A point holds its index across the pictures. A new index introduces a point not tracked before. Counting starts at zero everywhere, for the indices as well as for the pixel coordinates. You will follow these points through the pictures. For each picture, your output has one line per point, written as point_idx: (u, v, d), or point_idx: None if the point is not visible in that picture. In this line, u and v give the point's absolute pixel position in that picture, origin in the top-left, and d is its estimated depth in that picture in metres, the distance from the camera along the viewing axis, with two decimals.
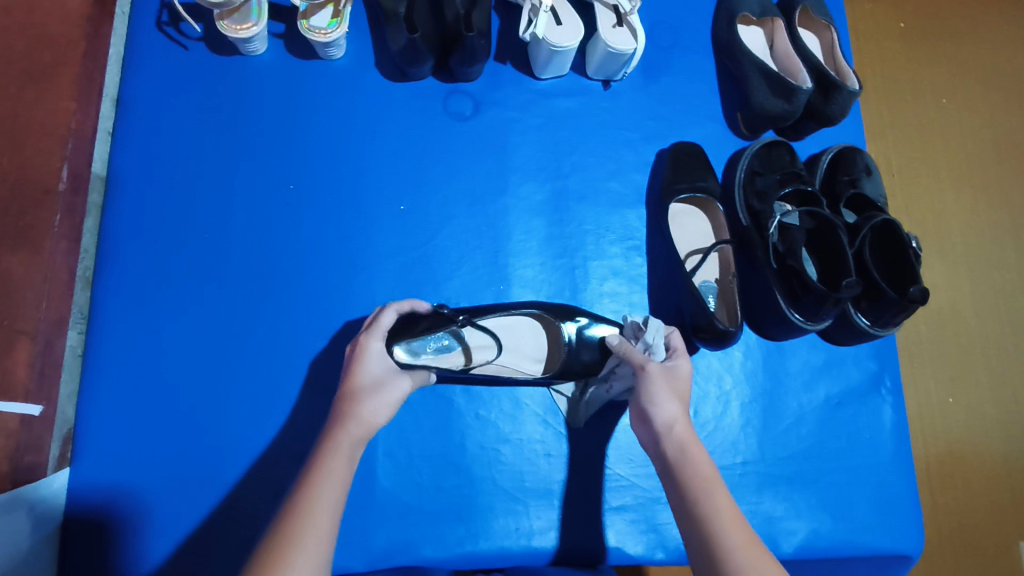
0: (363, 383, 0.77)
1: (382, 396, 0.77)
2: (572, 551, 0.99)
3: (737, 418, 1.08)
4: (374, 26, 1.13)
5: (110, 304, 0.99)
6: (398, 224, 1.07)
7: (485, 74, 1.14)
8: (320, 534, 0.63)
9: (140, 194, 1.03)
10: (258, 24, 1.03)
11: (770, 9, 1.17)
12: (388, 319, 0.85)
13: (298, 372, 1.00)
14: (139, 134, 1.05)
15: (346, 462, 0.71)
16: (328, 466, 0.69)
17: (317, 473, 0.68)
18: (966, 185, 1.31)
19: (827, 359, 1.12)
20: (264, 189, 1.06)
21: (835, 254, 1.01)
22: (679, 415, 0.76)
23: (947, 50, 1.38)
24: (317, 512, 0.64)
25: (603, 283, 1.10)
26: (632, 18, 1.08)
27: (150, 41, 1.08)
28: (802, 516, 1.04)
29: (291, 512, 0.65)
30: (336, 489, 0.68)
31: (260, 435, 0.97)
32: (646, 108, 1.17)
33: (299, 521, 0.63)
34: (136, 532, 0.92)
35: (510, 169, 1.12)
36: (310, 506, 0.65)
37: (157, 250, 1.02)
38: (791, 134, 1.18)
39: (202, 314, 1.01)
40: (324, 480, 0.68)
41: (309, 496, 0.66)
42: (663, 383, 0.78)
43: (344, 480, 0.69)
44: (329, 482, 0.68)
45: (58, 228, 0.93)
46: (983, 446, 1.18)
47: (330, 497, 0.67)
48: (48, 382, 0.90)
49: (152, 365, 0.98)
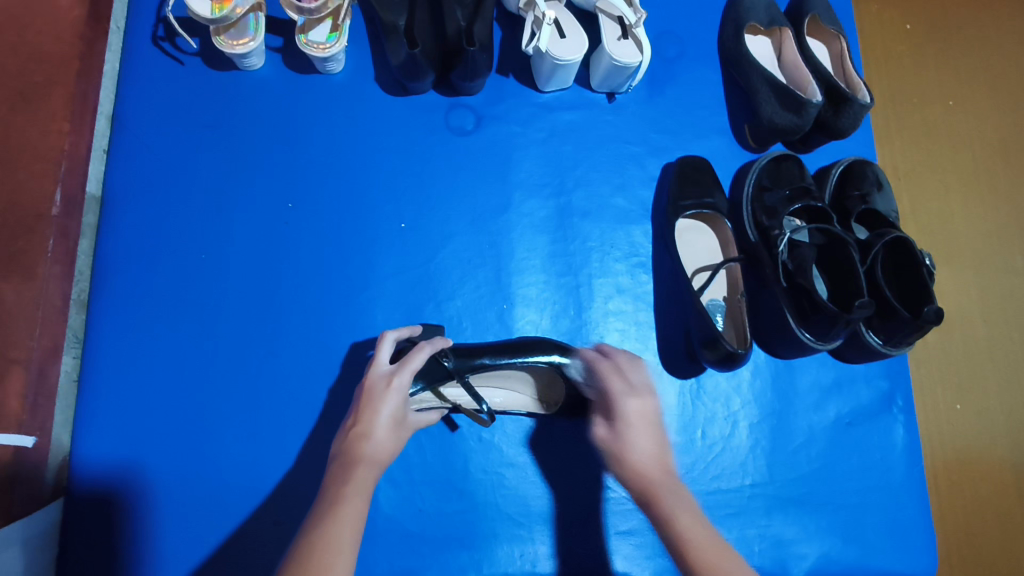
0: (384, 425, 0.75)
1: (393, 433, 0.75)
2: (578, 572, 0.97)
3: (746, 439, 1.05)
4: (373, 38, 1.11)
5: (106, 328, 0.97)
6: (399, 242, 1.05)
7: (487, 87, 1.12)
8: None
9: (136, 214, 1.01)
10: (255, 40, 1.00)
11: (779, 17, 1.14)
12: (421, 359, 0.79)
13: (298, 395, 0.98)
14: (134, 153, 1.03)
15: (362, 499, 0.67)
16: (343, 509, 0.65)
17: (333, 514, 0.64)
18: (976, 190, 1.28)
19: (837, 377, 1.09)
20: (262, 208, 1.04)
21: (846, 271, 0.99)
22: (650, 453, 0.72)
23: (955, 52, 1.35)
24: (335, 550, 0.61)
25: (608, 302, 1.08)
26: (638, 31, 1.04)
27: (146, 58, 1.06)
28: (812, 539, 1.02)
29: (308, 551, 0.61)
30: (352, 533, 0.64)
31: (259, 460, 0.95)
32: (651, 120, 1.15)
33: (322, 564, 0.59)
34: (135, 563, 0.90)
35: (513, 185, 1.09)
36: (330, 546, 0.61)
37: (154, 272, 1.00)
38: (800, 146, 1.16)
39: (199, 337, 0.98)
40: (340, 521, 0.64)
41: (324, 535, 0.62)
42: (617, 440, 0.73)
43: (361, 522, 0.65)
44: (343, 529, 0.63)
45: (51, 254, 0.91)
46: (994, 458, 1.16)
47: (345, 535, 0.63)
48: (42, 412, 0.88)
49: (148, 390, 0.96)
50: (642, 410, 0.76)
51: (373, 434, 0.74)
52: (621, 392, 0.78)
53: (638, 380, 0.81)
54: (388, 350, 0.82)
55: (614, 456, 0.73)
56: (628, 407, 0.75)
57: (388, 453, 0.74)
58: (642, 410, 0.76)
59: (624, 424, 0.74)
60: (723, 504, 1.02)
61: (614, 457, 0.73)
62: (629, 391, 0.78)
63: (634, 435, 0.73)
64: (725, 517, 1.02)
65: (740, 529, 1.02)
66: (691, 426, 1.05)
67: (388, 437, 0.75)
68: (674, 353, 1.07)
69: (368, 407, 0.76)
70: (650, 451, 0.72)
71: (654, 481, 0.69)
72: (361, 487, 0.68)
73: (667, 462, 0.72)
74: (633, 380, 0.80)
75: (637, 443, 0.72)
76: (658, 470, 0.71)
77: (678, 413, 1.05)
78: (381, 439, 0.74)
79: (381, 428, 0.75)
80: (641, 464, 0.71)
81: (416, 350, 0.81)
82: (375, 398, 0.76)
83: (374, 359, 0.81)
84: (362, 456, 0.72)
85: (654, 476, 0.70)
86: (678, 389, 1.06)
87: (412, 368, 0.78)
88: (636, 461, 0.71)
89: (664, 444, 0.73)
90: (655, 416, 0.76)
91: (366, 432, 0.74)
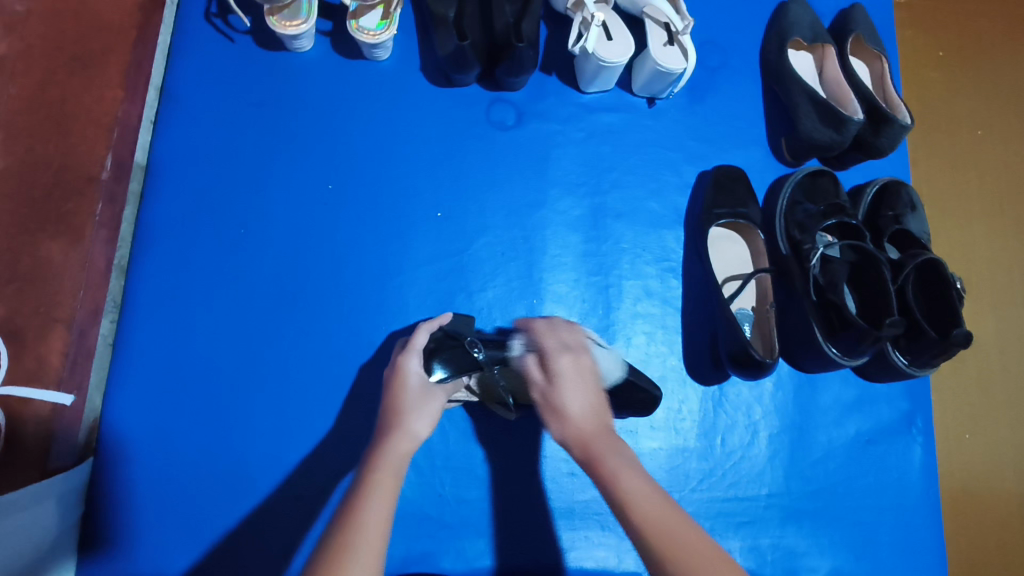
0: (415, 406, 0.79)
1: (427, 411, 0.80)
2: (575, 566, 0.97)
3: (765, 449, 1.06)
4: (421, 28, 1.12)
5: (143, 296, 0.98)
6: (434, 231, 1.06)
7: (530, 84, 1.13)
8: (374, 551, 0.60)
9: (178, 185, 1.02)
10: (308, 22, 1.02)
11: (822, 35, 1.16)
12: (424, 339, 0.86)
13: (327, 374, 0.99)
14: (181, 125, 1.04)
15: (395, 477, 0.69)
16: (376, 484, 0.67)
17: (368, 489, 0.66)
18: (999, 219, 1.28)
19: (858, 395, 1.10)
20: (303, 188, 1.05)
21: (877, 289, 1.00)
22: (587, 408, 0.76)
23: (988, 82, 1.36)
24: (367, 525, 0.62)
25: (636, 304, 1.09)
26: (684, 38, 1.06)
27: (197, 33, 1.07)
28: (824, 553, 1.03)
29: (344, 526, 0.62)
30: (384, 506, 0.65)
31: (284, 435, 0.97)
32: (690, 128, 1.15)
33: (351, 538, 0.60)
34: (159, 528, 0.92)
35: (549, 183, 1.11)
36: (362, 521, 0.62)
37: (192, 244, 1.01)
38: (836, 163, 1.17)
39: (232, 310, 1.00)
40: (374, 496, 0.65)
41: (355, 517, 0.63)
42: (551, 394, 0.78)
43: (394, 495, 0.67)
44: (377, 501, 0.65)
45: (98, 216, 0.94)
46: (1001, 487, 1.16)
47: (379, 512, 0.64)
48: (81, 371, 0.90)
49: (181, 359, 0.97)
50: (574, 366, 0.81)
51: (406, 414, 0.78)
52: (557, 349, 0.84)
53: (569, 340, 0.87)
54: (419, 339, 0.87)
55: (551, 412, 0.77)
56: (563, 364, 0.81)
57: (424, 425, 0.78)
58: (573, 365, 0.81)
59: (557, 377, 0.79)
60: (737, 512, 1.03)
61: (552, 410, 0.77)
62: (562, 350, 0.84)
63: (568, 390, 0.78)
64: (738, 525, 1.03)
65: (753, 539, 1.02)
66: (711, 432, 1.06)
67: (421, 419, 0.78)
68: (698, 359, 1.07)
69: (395, 391, 0.81)
70: (586, 405, 0.77)
71: (591, 439, 0.73)
72: (394, 462, 0.71)
73: (599, 413, 0.77)
74: (566, 340, 0.86)
75: (571, 396, 0.77)
76: (594, 423, 0.75)
77: (699, 419, 1.06)
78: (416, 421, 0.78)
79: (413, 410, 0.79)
80: (577, 420, 0.75)
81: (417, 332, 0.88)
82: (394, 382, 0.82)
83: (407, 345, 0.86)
84: (399, 432, 0.75)
85: (591, 427, 0.74)
86: (700, 396, 1.07)
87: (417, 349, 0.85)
88: (570, 414, 0.76)
89: (592, 396, 0.78)
90: (590, 371, 0.82)
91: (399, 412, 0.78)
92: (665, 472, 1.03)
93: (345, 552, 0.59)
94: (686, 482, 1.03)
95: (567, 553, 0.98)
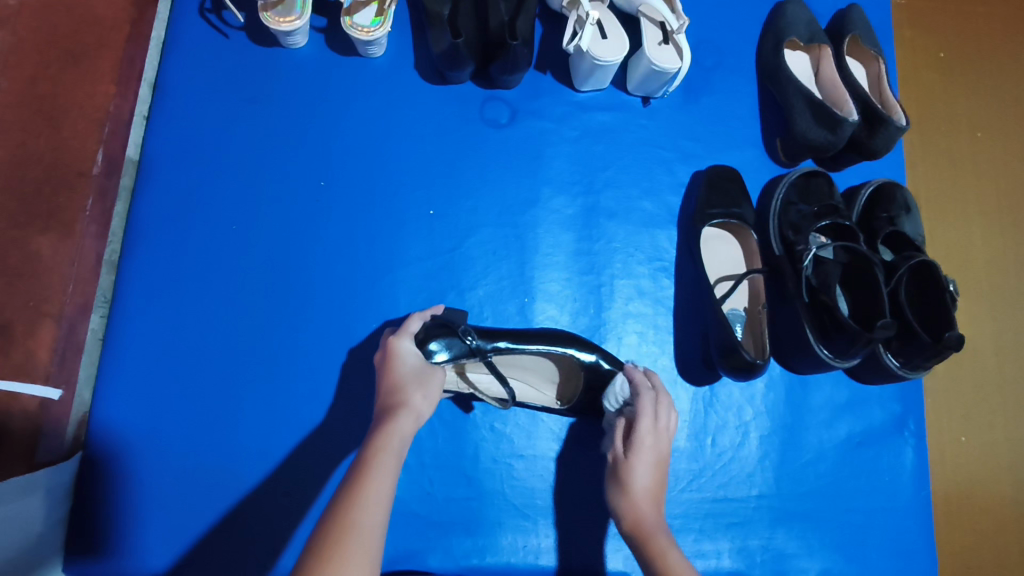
0: (411, 380, 0.82)
1: (427, 384, 0.82)
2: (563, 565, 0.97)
3: (756, 450, 1.06)
4: (416, 26, 1.12)
5: (133, 290, 0.98)
6: (425, 228, 1.06)
7: (524, 83, 1.13)
8: (369, 533, 0.63)
9: (169, 181, 1.02)
10: (302, 19, 1.01)
11: (819, 34, 1.15)
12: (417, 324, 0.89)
13: (316, 371, 0.99)
14: (174, 121, 1.04)
15: (395, 455, 0.72)
16: (376, 463, 0.70)
17: (367, 469, 0.69)
18: (997, 221, 1.28)
19: (850, 397, 1.10)
20: (295, 185, 1.05)
21: (870, 291, 0.99)
22: (649, 490, 0.78)
23: (987, 83, 1.35)
24: (365, 507, 0.64)
25: (628, 303, 1.08)
26: (680, 37, 1.05)
27: (191, 28, 1.07)
28: (813, 555, 1.03)
29: (341, 509, 0.64)
30: (383, 485, 0.68)
31: (273, 432, 0.97)
32: (685, 128, 1.15)
33: (349, 521, 0.63)
34: (145, 523, 0.92)
35: (542, 181, 1.10)
36: (359, 502, 0.65)
37: (184, 239, 1.01)
38: (831, 164, 1.17)
39: (223, 306, 1.00)
40: (372, 475, 0.68)
41: (355, 494, 0.66)
42: (624, 466, 0.80)
43: (393, 474, 0.70)
44: (376, 483, 0.67)
45: (89, 212, 0.94)
46: (995, 491, 1.16)
47: (378, 490, 0.67)
48: (70, 365, 0.90)
49: (170, 355, 0.97)
50: (655, 450, 0.80)
51: (405, 387, 0.81)
52: (647, 427, 0.80)
53: (666, 419, 0.82)
54: (416, 323, 0.90)
55: (618, 480, 0.80)
56: (644, 446, 0.79)
57: (423, 398, 0.80)
58: (654, 451, 0.80)
59: (634, 454, 0.79)
60: (727, 513, 1.03)
61: (619, 479, 0.80)
62: (654, 430, 0.80)
63: (640, 469, 0.79)
64: (728, 526, 1.03)
65: (743, 540, 1.02)
66: (702, 433, 1.05)
67: (421, 395, 0.80)
68: (690, 360, 1.07)
69: (390, 367, 0.84)
70: (648, 490, 0.78)
71: (647, 522, 0.75)
72: (396, 438, 0.74)
73: (659, 498, 0.79)
74: (661, 419, 0.82)
75: (639, 474, 0.79)
76: (649, 507, 0.77)
77: (689, 419, 1.06)
78: (415, 395, 0.80)
79: (413, 386, 0.81)
80: (636, 498, 0.77)
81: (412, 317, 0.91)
82: (387, 360, 0.84)
83: (401, 328, 0.89)
84: (400, 405, 0.78)
85: (645, 511, 0.76)
86: (691, 396, 1.06)
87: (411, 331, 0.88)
88: (633, 492, 0.78)
89: (659, 482, 0.79)
90: (667, 459, 0.80)
91: (397, 386, 0.81)
92: None
93: (347, 533, 0.62)
94: (676, 483, 1.03)
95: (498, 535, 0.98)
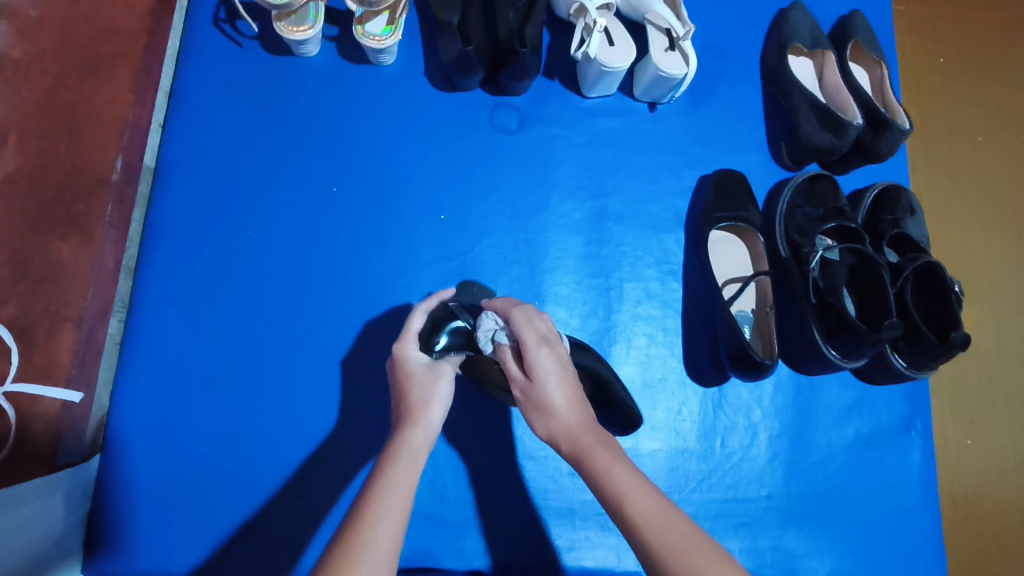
0: (426, 393, 0.74)
1: (439, 394, 0.74)
2: (575, 566, 0.98)
3: (765, 450, 1.07)
4: (425, 35, 1.14)
5: (150, 295, 1.00)
6: (436, 232, 1.08)
7: (532, 89, 1.15)
8: (373, 568, 0.57)
9: (185, 187, 1.04)
10: (315, 28, 1.03)
11: (822, 40, 1.17)
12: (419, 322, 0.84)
13: (328, 374, 1.01)
14: (189, 128, 1.06)
15: (408, 476, 0.66)
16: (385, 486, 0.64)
17: (378, 492, 0.63)
18: (1000, 225, 1.29)
19: (858, 398, 1.11)
20: (307, 190, 1.06)
21: (876, 292, 1.01)
22: (573, 405, 0.69)
23: (989, 88, 1.37)
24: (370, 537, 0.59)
25: (637, 306, 1.10)
26: (685, 43, 1.07)
27: (207, 38, 1.09)
28: (823, 554, 1.03)
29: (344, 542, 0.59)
30: (395, 511, 0.62)
31: (288, 433, 0.98)
32: (691, 133, 1.17)
33: (345, 557, 0.57)
34: (161, 526, 0.93)
35: (551, 186, 1.12)
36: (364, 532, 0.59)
37: (198, 245, 1.02)
38: (836, 168, 1.18)
39: (237, 310, 1.01)
40: (382, 500, 0.63)
41: (358, 534, 0.59)
42: (534, 392, 0.70)
43: (405, 498, 0.64)
44: (385, 512, 0.62)
45: (109, 217, 0.96)
46: (1003, 493, 1.16)
47: (384, 549, 0.59)
48: (89, 368, 0.92)
49: (186, 359, 0.99)
50: (552, 357, 0.72)
51: (421, 401, 0.73)
52: (533, 340, 0.73)
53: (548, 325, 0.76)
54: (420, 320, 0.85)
55: (536, 408, 0.70)
56: (538, 357, 0.71)
57: (436, 413, 0.73)
58: (554, 359, 0.72)
59: (536, 372, 0.71)
60: (737, 512, 1.04)
61: (535, 407, 0.70)
62: (539, 341, 0.73)
63: (551, 385, 0.70)
64: (738, 526, 1.03)
65: (753, 540, 1.03)
66: (711, 434, 1.06)
67: (433, 408, 0.73)
68: (700, 361, 1.08)
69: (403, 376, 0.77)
70: (573, 404, 0.69)
71: (579, 440, 0.67)
72: (407, 456, 0.67)
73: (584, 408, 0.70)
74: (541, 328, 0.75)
75: (555, 393, 0.70)
76: (580, 419, 0.69)
77: (699, 420, 1.07)
78: (431, 413, 0.72)
79: (427, 402, 0.73)
80: (562, 418, 0.69)
81: (415, 313, 0.86)
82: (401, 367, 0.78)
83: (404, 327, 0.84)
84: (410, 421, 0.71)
85: (578, 430, 0.68)
86: (700, 397, 1.07)
87: (413, 332, 0.83)
88: (557, 414, 0.69)
89: (576, 389, 0.71)
90: (567, 360, 0.73)
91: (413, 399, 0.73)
92: (666, 473, 1.04)
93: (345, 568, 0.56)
94: (686, 483, 1.04)
95: (567, 553, 0.99)
